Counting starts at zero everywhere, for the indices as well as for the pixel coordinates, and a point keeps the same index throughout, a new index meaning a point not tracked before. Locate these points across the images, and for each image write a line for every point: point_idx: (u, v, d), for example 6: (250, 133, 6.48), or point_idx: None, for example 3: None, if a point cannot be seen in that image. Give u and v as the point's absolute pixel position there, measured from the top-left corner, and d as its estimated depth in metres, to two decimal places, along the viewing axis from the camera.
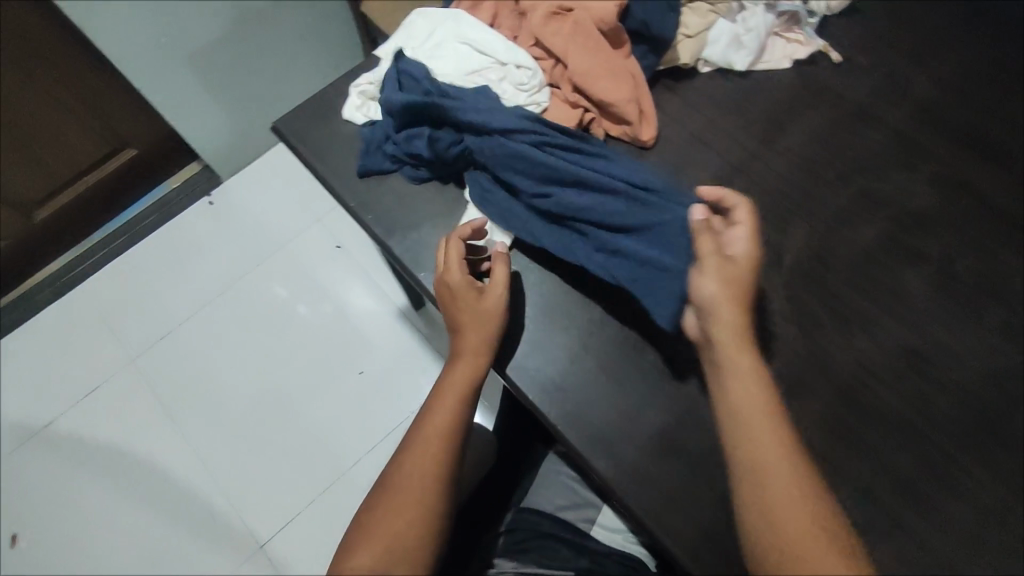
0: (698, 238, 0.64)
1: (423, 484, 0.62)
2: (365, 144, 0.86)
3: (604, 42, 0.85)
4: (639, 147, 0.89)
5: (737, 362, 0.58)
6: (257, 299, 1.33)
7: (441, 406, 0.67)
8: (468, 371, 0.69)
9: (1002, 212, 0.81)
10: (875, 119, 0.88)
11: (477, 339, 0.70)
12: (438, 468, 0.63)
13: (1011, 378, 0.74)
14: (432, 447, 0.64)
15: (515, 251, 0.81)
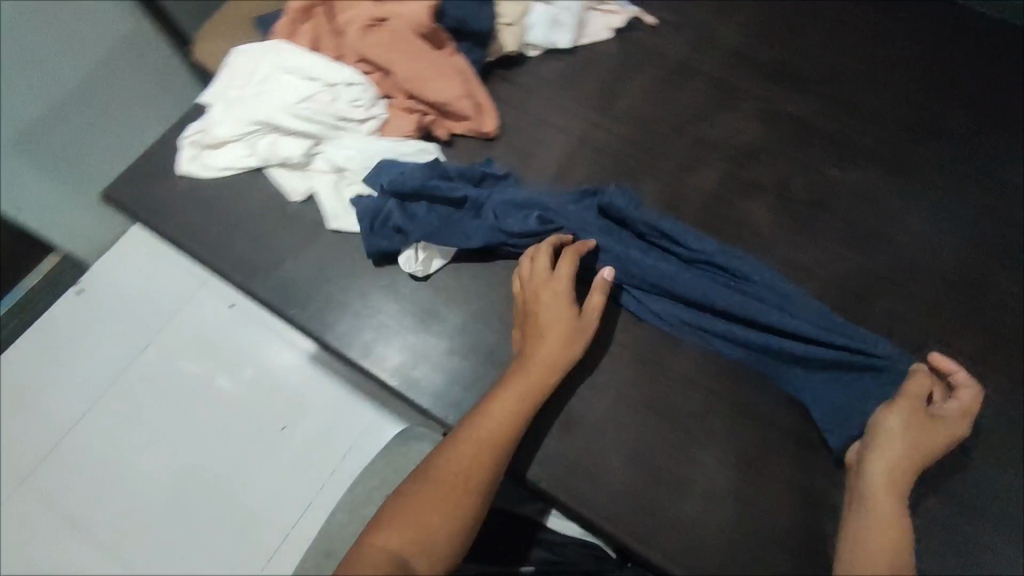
0: (916, 378, 0.69)
1: (462, 485, 0.64)
2: (370, 219, 0.82)
3: (424, 45, 0.86)
4: (485, 138, 0.91)
5: (886, 506, 0.64)
6: (163, 378, 1.09)
7: (496, 411, 0.69)
8: (535, 383, 0.70)
9: (816, 130, 0.92)
10: (693, 71, 0.96)
11: (550, 351, 0.72)
12: (480, 477, 0.65)
13: (849, 279, 0.84)
14: (478, 454, 0.66)
15: (385, 268, 0.83)
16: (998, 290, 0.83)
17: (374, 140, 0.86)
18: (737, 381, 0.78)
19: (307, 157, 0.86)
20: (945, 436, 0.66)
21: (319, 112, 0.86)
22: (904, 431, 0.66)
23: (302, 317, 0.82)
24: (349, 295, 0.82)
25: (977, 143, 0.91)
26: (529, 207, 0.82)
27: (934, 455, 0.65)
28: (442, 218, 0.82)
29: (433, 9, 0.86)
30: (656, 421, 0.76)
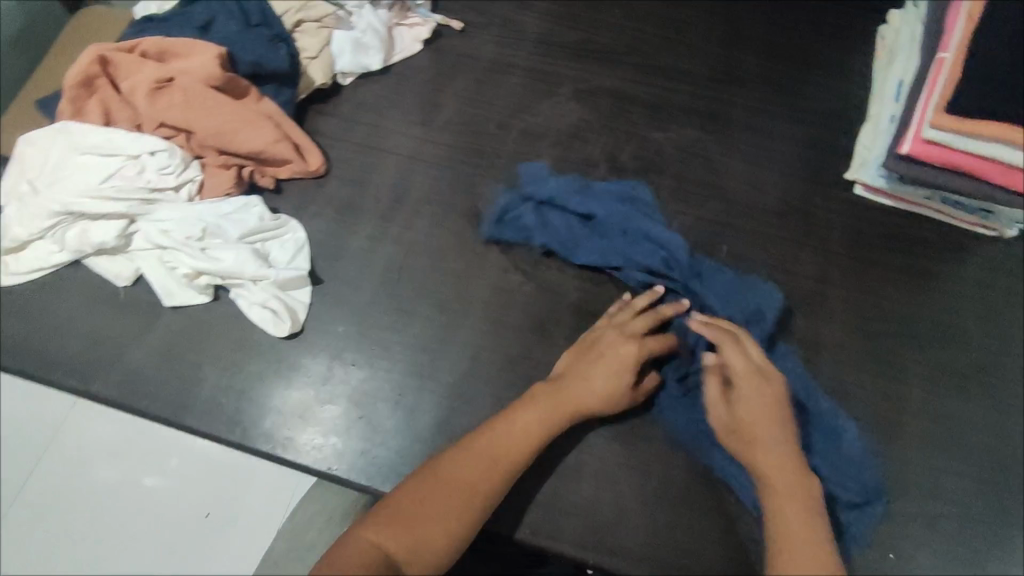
0: (712, 380, 0.72)
1: (473, 496, 0.64)
2: (499, 209, 0.86)
3: (222, 97, 0.83)
4: (314, 176, 0.89)
5: (782, 488, 0.65)
6: (80, 496, 1.09)
7: (523, 422, 0.69)
8: (567, 411, 0.71)
9: (633, 98, 0.96)
10: (508, 66, 0.98)
11: (576, 389, 0.72)
12: (492, 489, 0.65)
13: (691, 232, 0.88)
14: (494, 467, 0.66)
15: (237, 332, 0.80)
16: (821, 211, 0.90)
17: (194, 206, 0.81)
18: None
19: (124, 239, 0.80)
20: (757, 398, 0.69)
21: (124, 189, 0.79)
22: (740, 442, 0.69)
23: (155, 405, 0.76)
24: (203, 369, 0.78)
25: (777, 81, 0.98)
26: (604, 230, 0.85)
27: (779, 405, 0.69)
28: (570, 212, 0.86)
29: (222, 57, 0.83)
30: None
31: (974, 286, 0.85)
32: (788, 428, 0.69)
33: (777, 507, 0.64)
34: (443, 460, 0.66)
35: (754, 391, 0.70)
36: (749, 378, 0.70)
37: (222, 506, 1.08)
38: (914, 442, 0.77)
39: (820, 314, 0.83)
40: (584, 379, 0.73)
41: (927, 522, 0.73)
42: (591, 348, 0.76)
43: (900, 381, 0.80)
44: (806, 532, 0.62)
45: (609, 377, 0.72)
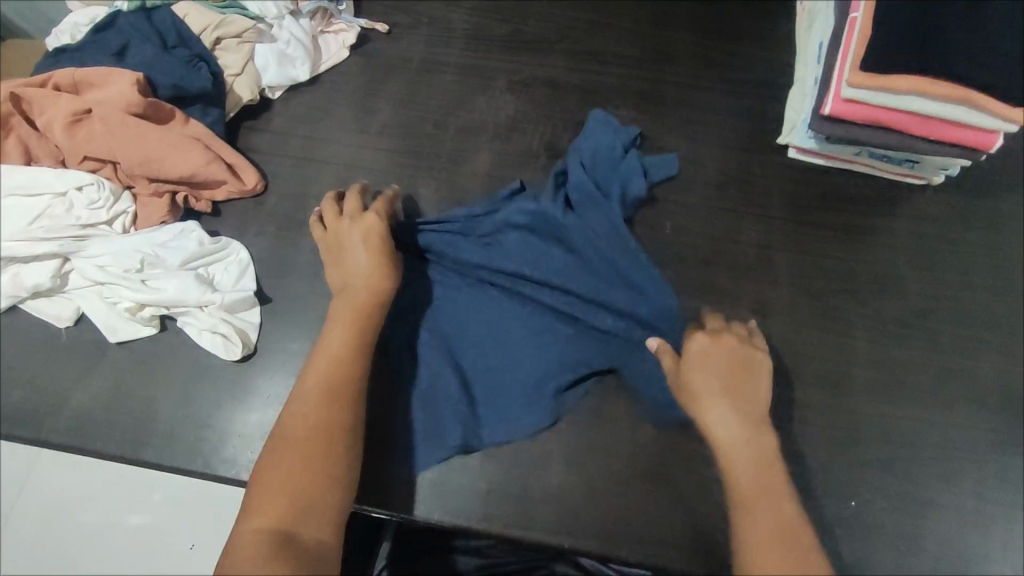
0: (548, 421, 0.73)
1: (325, 434, 0.64)
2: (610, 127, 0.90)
3: (146, 123, 0.80)
4: (252, 195, 0.88)
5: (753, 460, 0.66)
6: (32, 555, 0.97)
7: (332, 351, 0.70)
8: (360, 313, 0.72)
9: (566, 84, 0.96)
10: (439, 64, 0.97)
11: (362, 296, 0.73)
12: (336, 424, 0.65)
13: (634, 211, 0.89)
14: (330, 402, 0.66)
15: (188, 360, 0.79)
16: (758, 178, 0.91)
17: (129, 237, 0.79)
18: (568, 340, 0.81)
19: (60, 279, 0.78)
20: (713, 363, 0.70)
21: (55, 227, 0.76)
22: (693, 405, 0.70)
23: (112, 444, 0.75)
24: (157, 402, 0.77)
25: (705, 54, 0.99)
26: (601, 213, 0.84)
27: (752, 388, 0.70)
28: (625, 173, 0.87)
29: (140, 83, 0.81)
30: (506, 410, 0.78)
31: (909, 236, 0.88)
32: (746, 390, 0.70)
33: (738, 471, 0.65)
34: (281, 424, 0.66)
35: (713, 359, 0.70)
36: (712, 342, 0.71)
37: (209, 535, 0.98)
38: (865, 392, 0.79)
39: (766, 279, 0.85)
40: (347, 286, 0.75)
41: (884, 468, 0.76)
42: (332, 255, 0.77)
43: (847, 336, 0.82)
44: (762, 482, 0.64)
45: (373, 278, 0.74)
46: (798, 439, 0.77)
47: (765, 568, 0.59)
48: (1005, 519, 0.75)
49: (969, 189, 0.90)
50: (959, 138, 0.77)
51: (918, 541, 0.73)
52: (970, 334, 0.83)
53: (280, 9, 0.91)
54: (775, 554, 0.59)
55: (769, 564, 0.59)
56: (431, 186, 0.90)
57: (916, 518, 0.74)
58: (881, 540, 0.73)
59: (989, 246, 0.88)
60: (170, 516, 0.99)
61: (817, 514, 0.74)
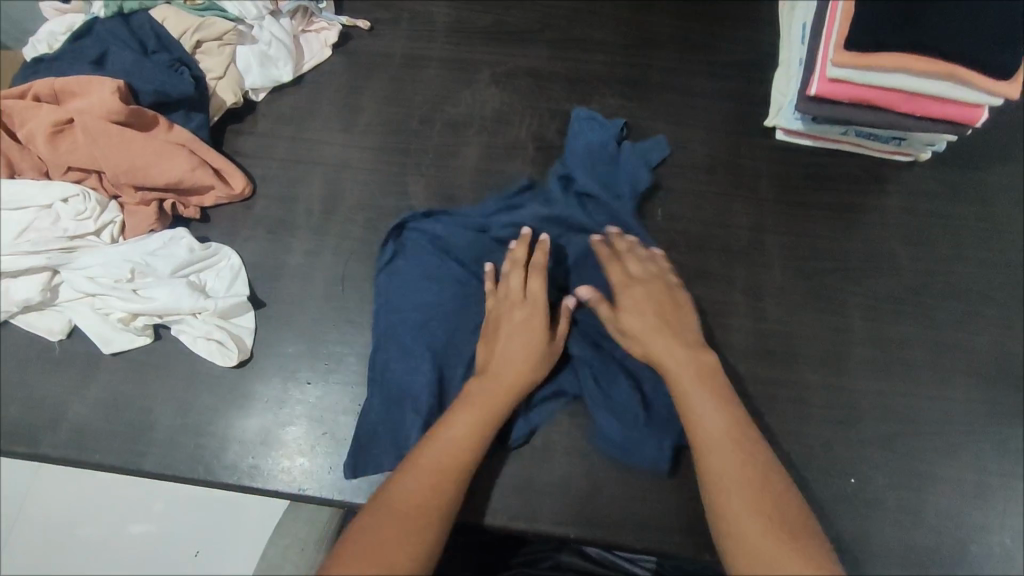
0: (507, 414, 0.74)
1: (429, 515, 0.61)
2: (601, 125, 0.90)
3: (129, 131, 0.79)
4: (241, 199, 0.87)
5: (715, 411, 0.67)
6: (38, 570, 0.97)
7: (453, 437, 0.66)
8: (496, 407, 0.69)
9: (552, 74, 0.96)
10: (423, 59, 0.96)
11: (500, 398, 0.70)
12: (444, 504, 0.62)
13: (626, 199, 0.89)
14: (439, 483, 0.63)
15: (185, 368, 0.78)
16: (746, 161, 0.92)
17: (118, 247, 0.78)
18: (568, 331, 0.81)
19: (50, 292, 0.77)
20: (644, 305, 0.75)
21: (42, 240, 0.76)
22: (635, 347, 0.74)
23: (111, 456, 0.75)
24: (155, 412, 0.76)
25: (690, 38, 0.99)
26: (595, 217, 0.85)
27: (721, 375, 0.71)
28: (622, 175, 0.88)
29: (122, 90, 0.80)
30: None
31: (898, 213, 0.88)
32: (676, 320, 0.75)
33: (682, 395, 0.69)
34: (388, 491, 0.62)
35: (641, 302, 0.75)
36: (638, 288, 0.76)
37: (215, 539, 0.98)
38: (860, 370, 0.80)
39: (759, 261, 0.86)
40: (508, 349, 0.73)
41: (881, 444, 0.77)
42: (495, 323, 0.75)
43: (840, 314, 0.83)
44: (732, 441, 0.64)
45: (540, 364, 0.73)
46: (796, 419, 0.78)
47: (721, 474, 0.62)
48: (1002, 488, 0.76)
49: (956, 163, 0.91)
50: (943, 114, 0.78)
51: (918, 514, 0.74)
52: (962, 306, 0.84)
53: (259, 10, 0.89)
54: (722, 460, 0.63)
55: (722, 473, 0.62)
56: (420, 182, 0.89)
57: (915, 491, 0.75)
58: (882, 515, 0.74)
59: (978, 219, 0.88)
60: (175, 523, 0.99)
61: (819, 492, 0.75)
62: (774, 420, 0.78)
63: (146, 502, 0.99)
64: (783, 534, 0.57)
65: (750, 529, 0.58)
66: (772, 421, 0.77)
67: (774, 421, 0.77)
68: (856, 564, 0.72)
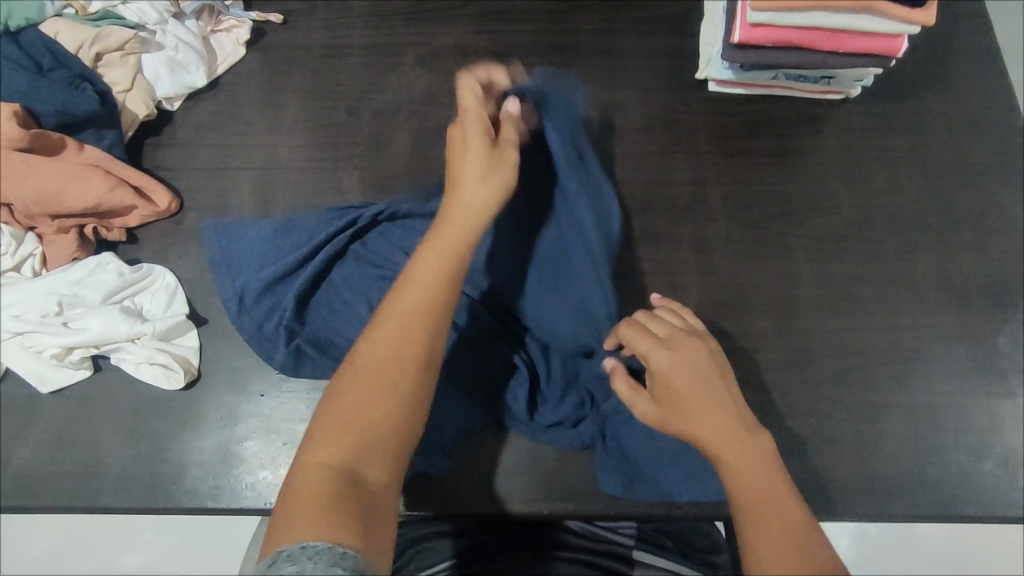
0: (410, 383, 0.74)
1: (395, 373, 0.59)
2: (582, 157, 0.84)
3: (34, 157, 0.75)
4: (168, 216, 0.83)
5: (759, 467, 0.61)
6: None
7: (419, 274, 0.63)
8: (460, 236, 0.66)
9: (478, 49, 0.94)
10: (343, 48, 0.93)
11: (459, 223, 0.66)
12: (417, 356, 0.60)
13: None
14: (408, 334, 0.61)
15: (131, 396, 0.75)
16: (680, 116, 0.91)
17: (41, 280, 0.75)
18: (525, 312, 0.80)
19: None
20: (689, 373, 0.66)
21: None
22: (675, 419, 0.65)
23: (66, 496, 0.72)
24: (105, 445, 0.74)
25: None
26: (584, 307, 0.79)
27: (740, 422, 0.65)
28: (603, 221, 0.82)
29: (20, 114, 0.74)
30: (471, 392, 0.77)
31: (833, 151, 0.89)
32: (716, 387, 0.65)
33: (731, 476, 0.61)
34: (353, 357, 0.61)
35: (678, 367, 0.66)
36: (674, 356, 0.66)
37: (204, 560, 0.96)
38: (811, 310, 0.81)
39: (703, 216, 0.86)
40: (478, 197, 0.68)
41: (836, 381, 0.78)
42: (457, 171, 0.69)
43: (786, 258, 0.84)
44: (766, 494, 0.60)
45: (505, 194, 0.68)
46: (753, 367, 0.78)
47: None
48: (954, 407, 0.78)
49: (885, 94, 0.91)
50: (863, 47, 0.78)
51: (877, 443, 0.76)
52: (902, 236, 0.85)
53: (161, 14, 0.84)
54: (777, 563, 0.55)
55: (766, 554, 0.56)
56: (353, 173, 0.87)
57: (873, 421, 0.77)
58: (842, 448, 0.75)
59: (911, 148, 0.89)
60: (160, 551, 0.96)
61: (781, 435, 0.76)
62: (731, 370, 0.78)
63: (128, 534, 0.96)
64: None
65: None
66: None
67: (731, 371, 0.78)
68: (823, 500, 0.74)
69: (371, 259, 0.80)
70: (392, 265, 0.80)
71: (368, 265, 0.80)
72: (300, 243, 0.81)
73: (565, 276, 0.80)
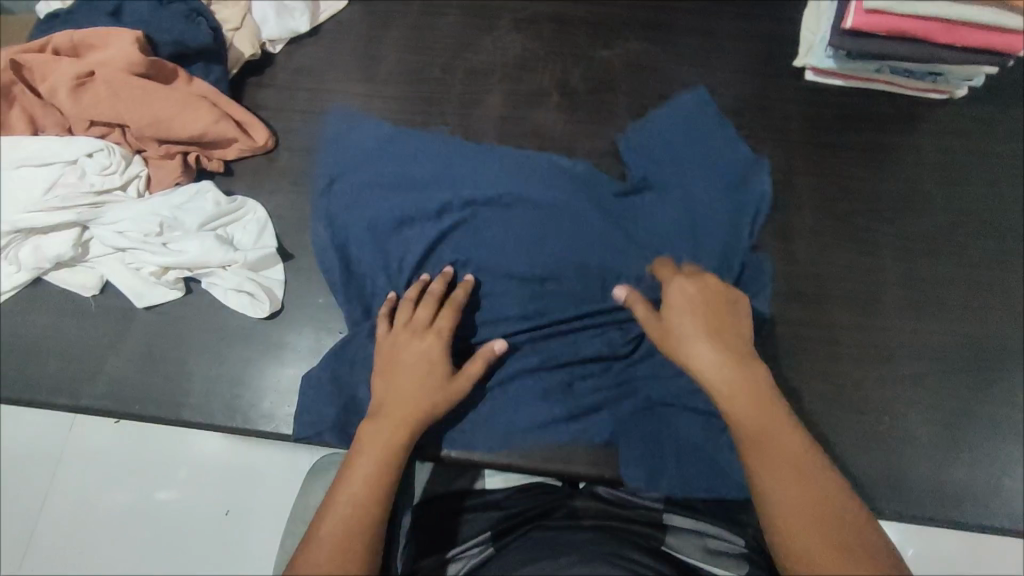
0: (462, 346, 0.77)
1: (347, 570, 0.53)
2: (656, 144, 0.87)
3: (150, 83, 0.79)
4: (264, 152, 0.86)
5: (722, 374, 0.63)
6: (57, 523, 0.96)
7: (364, 468, 0.61)
8: (398, 434, 0.64)
9: (574, 19, 0.94)
10: (441, 6, 0.95)
11: (400, 421, 0.65)
12: (366, 551, 0.56)
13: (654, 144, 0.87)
14: (355, 530, 0.56)
15: (219, 319, 0.79)
16: (773, 101, 0.90)
17: (145, 202, 0.78)
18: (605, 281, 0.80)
19: (81, 247, 0.78)
20: (695, 306, 0.68)
21: (70, 196, 0.77)
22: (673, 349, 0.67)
23: (152, 406, 0.75)
24: (190, 364, 0.77)
25: None
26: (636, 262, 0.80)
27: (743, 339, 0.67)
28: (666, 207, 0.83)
29: (141, 41, 0.79)
30: (546, 354, 0.78)
31: (930, 152, 0.87)
32: (726, 319, 0.67)
33: (723, 394, 0.62)
34: (296, 566, 0.54)
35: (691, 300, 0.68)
36: (689, 286, 0.69)
37: (246, 497, 0.96)
38: (892, 310, 0.79)
39: (789, 204, 0.85)
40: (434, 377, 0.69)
41: (913, 382, 0.76)
42: (396, 365, 0.69)
43: (872, 255, 0.82)
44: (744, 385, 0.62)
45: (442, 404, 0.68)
46: (828, 359, 0.77)
47: (755, 451, 0.58)
48: None
49: (991, 98, 0.88)
50: (983, 43, 0.76)
51: (953, 450, 0.74)
52: (998, 245, 0.82)
53: None
54: (774, 474, 0.56)
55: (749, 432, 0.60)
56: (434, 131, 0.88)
57: (951, 427, 0.75)
58: (915, 450, 0.74)
59: (1014, 156, 0.86)
60: (203, 484, 0.96)
61: (853, 429, 0.75)
62: (804, 361, 0.77)
63: (173, 464, 0.97)
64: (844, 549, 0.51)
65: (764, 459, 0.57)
66: (805, 361, 0.77)
67: (804, 361, 0.77)
68: (891, 500, 0.72)
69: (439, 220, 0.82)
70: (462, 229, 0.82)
71: (434, 221, 0.81)
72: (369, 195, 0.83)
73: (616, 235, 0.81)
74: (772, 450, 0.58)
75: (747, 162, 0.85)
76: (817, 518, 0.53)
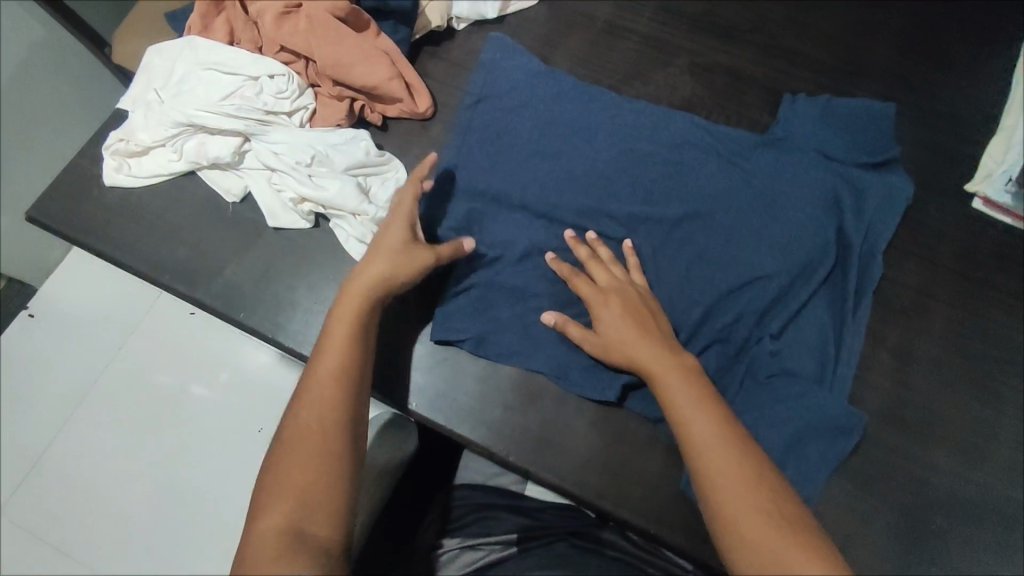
0: (594, 270, 0.77)
1: (333, 416, 0.63)
2: (814, 109, 0.89)
3: (344, 28, 0.84)
4: (420, 118, 0.90)
5: (682, 392, 0.65)
6: (137, 394, 1.12)
7: (341, 326, 0.68)
8: (372, 290, 0.70)
9: (748, 76, 0.93)
10: (625, 29, 0.96)
11: (370, 281, 0.70)
12: (350, 402, 0.64)
13: (802, 207, 0.83)
14: (339, 380, 0.65)
15: (339, 261, 0.82)
16: (931, 220, 0.85)
17: (307, 133, 0.83)
18: (708, 338, 0.78)
19: (238, 156, 0.83)
20: (619, 315, 0.72)
21: (244, 107, 0.82)
22: (616, 352, 0.71)
23: (256, 319, 0.80)
24: (297, 293, 0.81)
25: (906, 78, 0.93)
26: (735, 340, 0.78)
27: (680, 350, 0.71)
28: (796, 176, 0.84)
29: None
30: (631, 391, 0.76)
31: None
32: (654, 327, 0.72)
33: (678, 405, 0.65)
34: (293, 415, 0.63)
35: (619, 310, 0.72)
36: (614, 305, 0.73)
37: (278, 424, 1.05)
38: (993, 467, 0.75)
39: (917, 325, 0.81)
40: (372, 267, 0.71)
41: (998, 552, 0.72)
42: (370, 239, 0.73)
43: (994, 407, 0.77)
44: (700, 400, 0.65)
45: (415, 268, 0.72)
46: (915, 500, 0.73)
47: (711, 461, 0.60)
48: None
49: None
50: None
51: None
52: None
53: None
54: (722, 462, 0.60)
55: (696, 439, 0.62)
56: (589, 132, 0.88)
57: None
58: None
59: None
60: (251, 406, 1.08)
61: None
62: (885, 490, 0.74)
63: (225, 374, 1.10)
64: (778, 527, 0.56)
65: (716, 470, 0.60)
66: (889, 489, 0.74)
67: (892, 491, 0.74)
68: None
69: (557, 233, 0.83)
70: (611, 146, 0.87)
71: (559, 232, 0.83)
72: (541, 92, 0.90)
73: (730, 293, 0.80)
74: (724, 458, 0.60)
75: (892, 177, 0.86)
76: (765, 513, 0.57)
